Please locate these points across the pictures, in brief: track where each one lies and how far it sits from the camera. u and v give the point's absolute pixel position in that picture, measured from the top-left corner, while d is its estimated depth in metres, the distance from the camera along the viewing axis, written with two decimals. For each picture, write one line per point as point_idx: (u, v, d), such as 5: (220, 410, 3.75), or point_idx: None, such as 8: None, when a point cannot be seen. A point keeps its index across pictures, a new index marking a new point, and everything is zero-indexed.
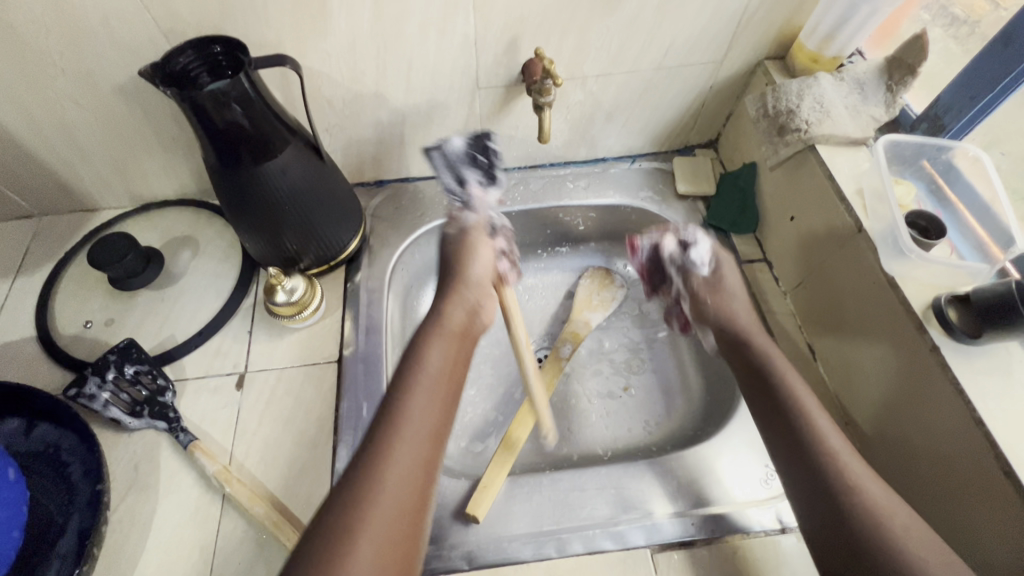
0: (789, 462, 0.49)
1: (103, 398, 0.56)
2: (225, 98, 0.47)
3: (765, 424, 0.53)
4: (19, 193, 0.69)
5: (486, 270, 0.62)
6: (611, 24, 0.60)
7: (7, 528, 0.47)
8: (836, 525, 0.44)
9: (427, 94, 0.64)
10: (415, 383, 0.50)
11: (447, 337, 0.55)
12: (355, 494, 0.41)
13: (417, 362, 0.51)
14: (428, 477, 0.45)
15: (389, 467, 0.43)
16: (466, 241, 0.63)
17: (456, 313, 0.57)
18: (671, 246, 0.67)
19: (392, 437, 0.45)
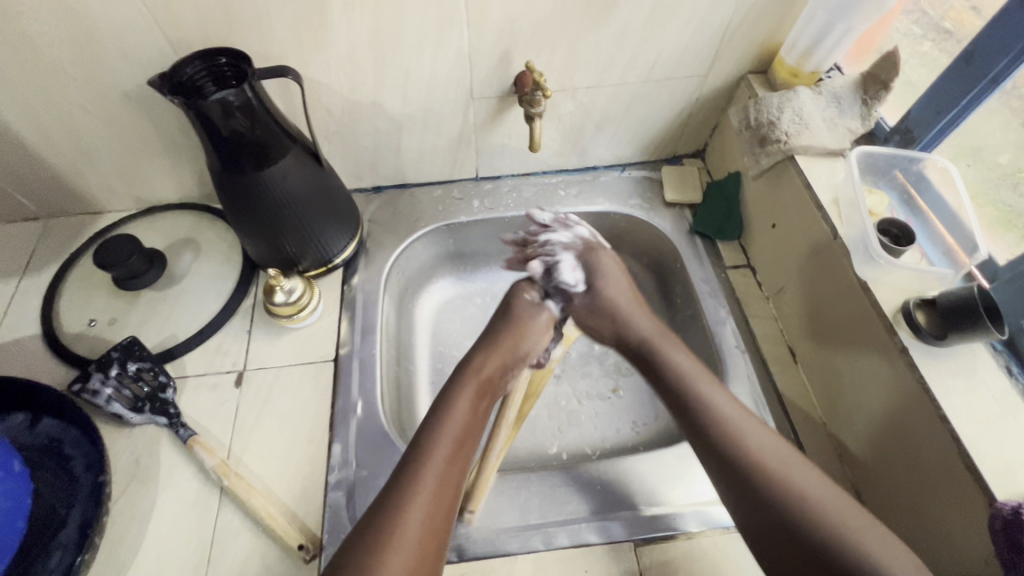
0: (712, 454, 0.50)
1: (106, 393, 0.58)
2: (229, 106, 0.50)
3: (682, 426, 0.53)
4: (27, 196, 0.72)
5: (544, 333, 0.59)
6: (599, 39, 0.63)
7: (12, 517, 0.49)
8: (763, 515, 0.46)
9: (423, 104, 0.67)
10: (439, 432, 0.50)
11: (469, 394, 0.54)
12: (375, 539, 0.44)
13: (441, 419, 0.51)
14: (439, 526, 0.46)
15: (409, 515, 0.45)
16: (535, 311, 0.59)
17: (482, 368, 0.55)
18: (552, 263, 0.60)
19: (414, 487, 0.47)
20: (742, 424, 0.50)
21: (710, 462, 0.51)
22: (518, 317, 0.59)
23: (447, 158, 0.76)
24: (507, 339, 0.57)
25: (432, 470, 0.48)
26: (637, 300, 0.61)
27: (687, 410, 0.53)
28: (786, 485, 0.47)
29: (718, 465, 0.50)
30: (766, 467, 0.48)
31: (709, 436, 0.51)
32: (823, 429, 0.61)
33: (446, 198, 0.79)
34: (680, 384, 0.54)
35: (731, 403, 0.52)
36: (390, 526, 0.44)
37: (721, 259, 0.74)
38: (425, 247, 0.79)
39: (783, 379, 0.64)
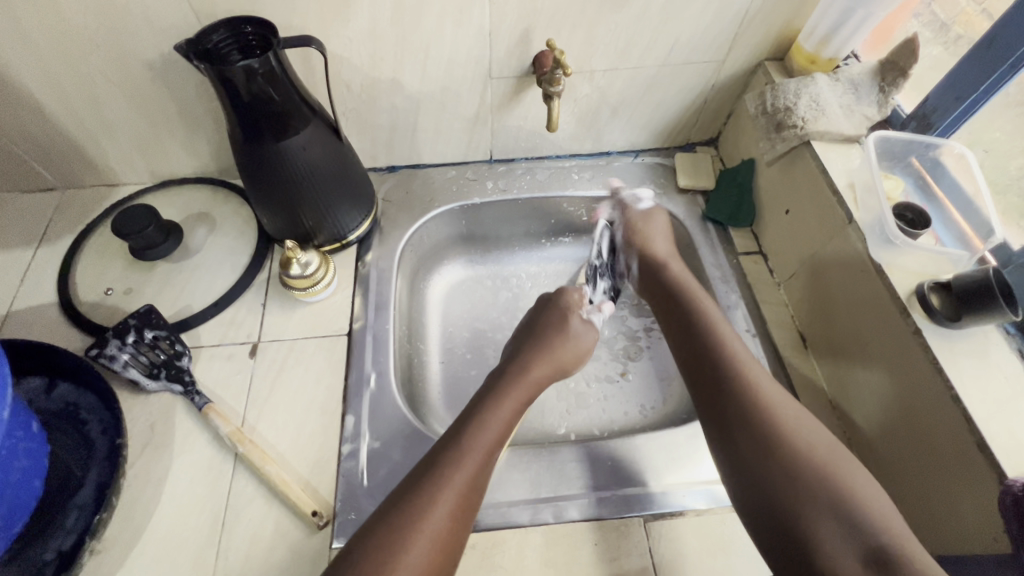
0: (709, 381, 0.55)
1: (123, 358, 0.58)
2: (253, 74, 0.50)
3: (697, 368, 0.56)
4: (45, 166, 0.72)
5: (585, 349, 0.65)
6: (619, 20, 0.63)
7: (30, 476, 0.50)
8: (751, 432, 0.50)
9: (441, 82, 0.67)
10: (477, 435, 0.51)
11: (518, 398, 0.57)
12: (399, 530, 0.44)
13: (485, 419, 0.53)
14: (462, 524, 0.47)
15: (434, 511, 0.46)
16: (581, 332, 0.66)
17: (538, 377, 0.60)
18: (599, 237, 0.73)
19: (441, 484, 0.47)
20: (746, 360, 0.55)
21: (705, 397, 0.54)
22: (570, 337, 0.64)
23: (463, 138, 0.76)
24: (561, 347, 0.63)
25: (464, 471, 0.48)
26: (673, 250, 0.71)
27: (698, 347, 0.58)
28: (779, 420, 0.50)
29: (713, 399, 0.54)
30: (763, 400, 0.51)
31: (715, 372, 0.55)
32: (831, 412, 0.61)
33: (460, 179, 0.79)
34: (694, 324, 0.60)
35: (743, 348, 0.57)
36: (413, 521, 0.45)
37: (732, 246, 0.74)
38: (439, 228, 0.79)
39: (793, 364, 0.65)
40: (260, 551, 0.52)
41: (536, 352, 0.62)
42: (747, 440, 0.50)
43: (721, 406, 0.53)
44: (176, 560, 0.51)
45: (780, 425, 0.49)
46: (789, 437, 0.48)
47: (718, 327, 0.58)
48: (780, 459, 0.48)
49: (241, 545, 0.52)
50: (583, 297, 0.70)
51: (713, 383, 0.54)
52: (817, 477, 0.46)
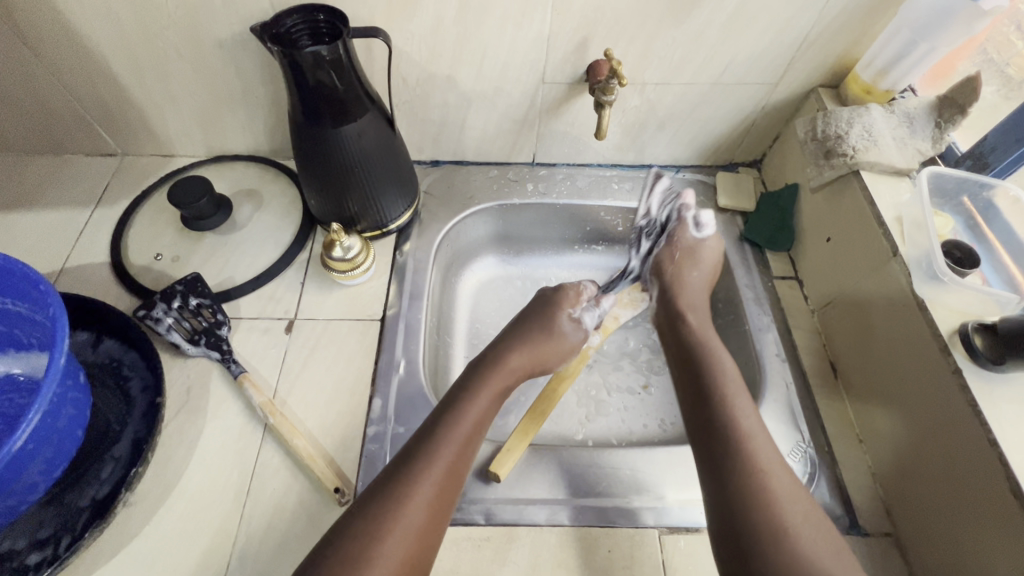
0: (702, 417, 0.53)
1: (167, 322, 0.61)
2: (321, 61, 0.52)
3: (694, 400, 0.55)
4: (109, 133, 0.76)
5: (569, 341, 0.66)
6: (676, 35, 0.64)
7: (73, 425, 0.52)
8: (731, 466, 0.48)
9: (494, 83, 0.69)
10: (455, 426, 0.52)
11: (496, 387, 0.58)
12: (380, 521, 0.45)
13: (464, 407, 0.54)
14: (440, 517, 0.48)
15: (413, 503, 0.46)
16: (567, 331, 0.66)
17: (518, 369, 0.61)
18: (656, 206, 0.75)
19: (420, 475, 0.48)
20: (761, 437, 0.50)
21: (710, 469, 0.49)
22: (557, 332, 0.65)
23: (508, 139, 0.77)
24: (547, 344, 0.64)
25: (441, 460, 0.49)
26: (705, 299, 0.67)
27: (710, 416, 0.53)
28: (770, 481, 0.47)
29: (720, 473, 0.49)
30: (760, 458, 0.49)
31: (725, 447, 0.50)
32: (858, 445, 0.60)
33: (501, 179, 0.81)
34: (704, 385, 0.55)
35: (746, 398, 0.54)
36: (393, 514, 0.45)
37: (769, 269, 0.74)
38: (476, 225, 0.81)
39: (823, 394, 0.64)
40: (282, 520, 0.53)
41: (525, 348, 0.63)
42: (753, 525, 0.45)
43: (728, 486, 0.47)
44: (201, 522, 0.53)
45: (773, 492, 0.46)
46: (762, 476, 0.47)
47: (734, 395, 0.54)
48: (768, 541, 0.44)
49: (264, 511, 0.54)
50: (580, 296, 0.70)
51: (718, 451, 0.50)
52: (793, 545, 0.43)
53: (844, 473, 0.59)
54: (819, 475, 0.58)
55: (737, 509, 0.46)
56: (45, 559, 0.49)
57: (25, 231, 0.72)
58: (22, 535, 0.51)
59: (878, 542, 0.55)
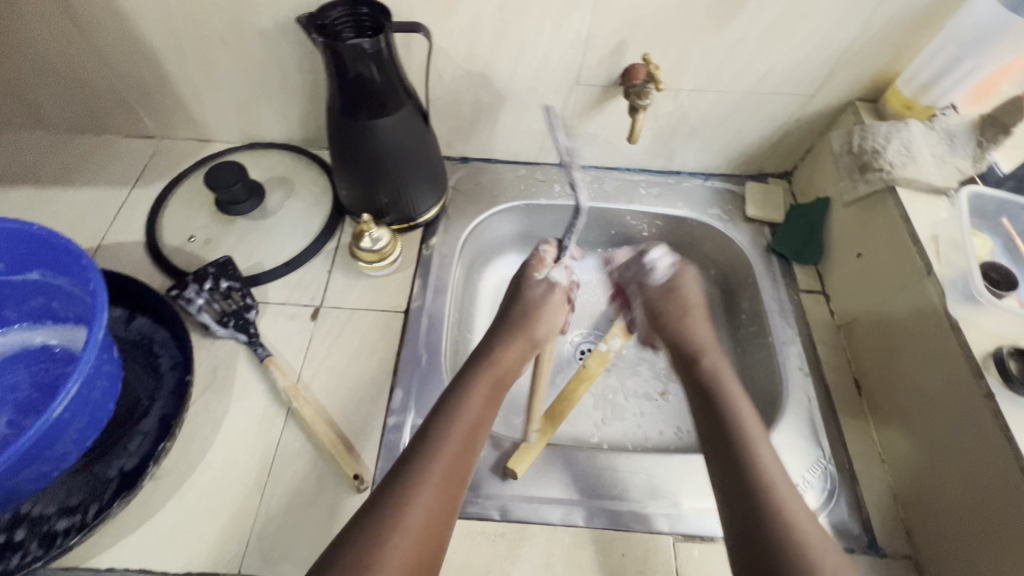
0: (709, 432, 0.56)
1: (198, 303, 0.62)
2: (362, 54, 0.53)
3: (704, 417, 0.57)
4: (149, 115, 0.78)
5: (553, 319, 0.68)
6: (715, 43, 0.63)
7: (106, 398, 0.54)
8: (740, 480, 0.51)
9: (529, 83, 0.69)
10: (450, 432, 0.52)
11: (487, 382, 0.58)
12: (384, 526, 0.45)
13: (458, 406, 0.55)
14: (445, 520, 0.48)
15: (416, 509, 0.47)
16: (544, 296, 0.69)
17: (506, 360, 0.62)
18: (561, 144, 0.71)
19: (420, 482, 0.48)
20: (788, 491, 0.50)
21: (723, 484, 0.51)
22: (536, 309, 0.68)
23: (538, 139, 0.78)
24: (529, 327, 0.66)
25: (439, 464, 0.50)
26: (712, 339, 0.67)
27: (733, 469, 0.52)
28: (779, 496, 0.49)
29: (732, 488, 0.51)
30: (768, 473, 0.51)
31: (753, 504, 0.49)
32: (879, 465, 0.60)
33: (529, 179, 0.81)
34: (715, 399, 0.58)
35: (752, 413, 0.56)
36: (397, 521, 0.46)
37: (795, 282, 0.73)
38: (502, 222, 0.81)
39: (846, 411, 0.63)
40: (302, 503, 0.54)
41: (509, 332, 0.65)
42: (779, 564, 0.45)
43: (759, 544, 0.47)
44: (224, 499, 0.54)
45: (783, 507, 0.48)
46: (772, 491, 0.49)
47: (742, 412, 0.56)
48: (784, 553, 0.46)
49: (284, 493, 0.55)
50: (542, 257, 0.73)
51: (730, 464, 0.52)
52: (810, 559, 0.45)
53: (865, 492, 0.58)
54: (839, 492, 0.58)
55: (771, 571, 0.45)
56: (73, 526, 0.51)
57: (66, 207, 0.74)
58: (51, 501, 0.52)
59: (897, 564, 0.54)
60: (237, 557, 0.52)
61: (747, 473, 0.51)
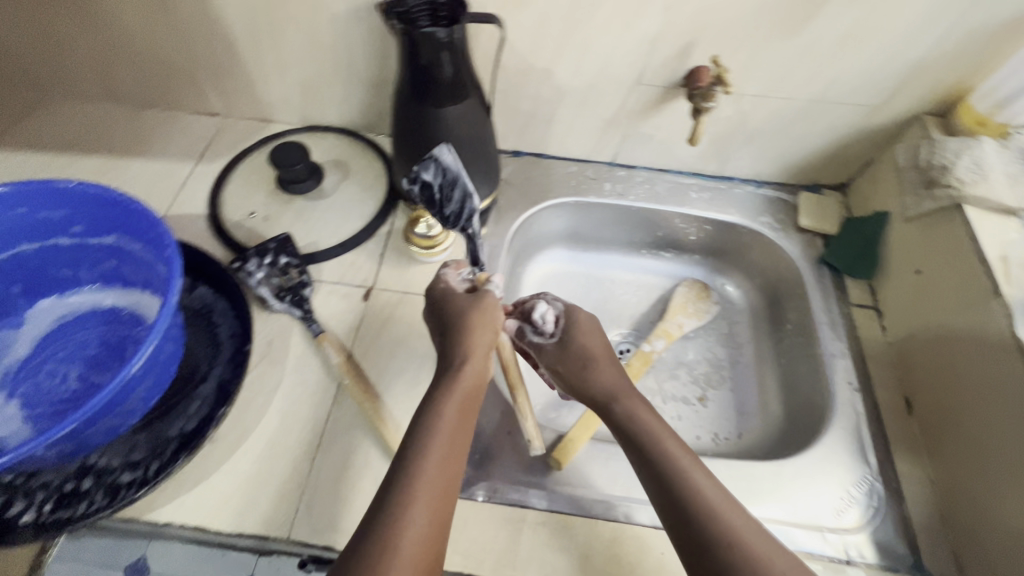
0: (650, 483, 0.50)
1: (258, 277, 0.65)
2: (437, 42, 0.54)
3: (641, 466, 0.52)
4: (216, 93, 0.80)
5: (490, 327, 0.59)
6: (785, 48, 0.63)
7: (170, 361, 0.56)
8: (694, 536, 0.46)
9: (590, 80, 0.69)
10: (426, 454, 0.49)
11: (460, 398, 0.54)
12: (377, 555, 0.42)
13: (433, 421, 0.51)
14: (438, 538, 0.45)
15: (407, 534, 0.44)
16: (475, 307, 0.59)
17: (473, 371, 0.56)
18: (425, 174, 0.61)
19: (407, 504, 0.45)
20: (748, 538, 0.45)
21: (684, 543, 0.46)
22: (474, 318, 0.58)
23: (592, 137, 0.78)
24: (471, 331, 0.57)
25: (424, 482, 0.47)
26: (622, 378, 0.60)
27: (691, 533, 0.46)
28: (742, 544, 0.44)
29: (692, 545, 0.46)
30: (725, 522, 0.46)
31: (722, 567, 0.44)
32: (927, 487, 0.58)
33: (580, 176, 0.81)
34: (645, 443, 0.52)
35: (687, 452, 0.51)
36: (389, 547, 0.42)
37: (846, 296, 0.72)
38: (551, 218, 0.82)
39: (895, 430, 0.62)
40: (349, 476, 0.56)
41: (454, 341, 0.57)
42: None
43: None
44: (275, 466, 0.56)
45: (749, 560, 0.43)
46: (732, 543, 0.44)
47: (677, 452, 0.51)
48: None
49: (333, 465, 0.57)
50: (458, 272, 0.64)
51: (683, 519, 0.47)
52: None
53: (912, 512, 0.57)
54: (884, 510, 0.57)
55: None
56: (135, 480, 0.53)
57: (134, 178, 0.77)
58: (116, 455, 0.55)
59: None
60: (286, 523, 0.53)
61: (704, 533, 0.45)
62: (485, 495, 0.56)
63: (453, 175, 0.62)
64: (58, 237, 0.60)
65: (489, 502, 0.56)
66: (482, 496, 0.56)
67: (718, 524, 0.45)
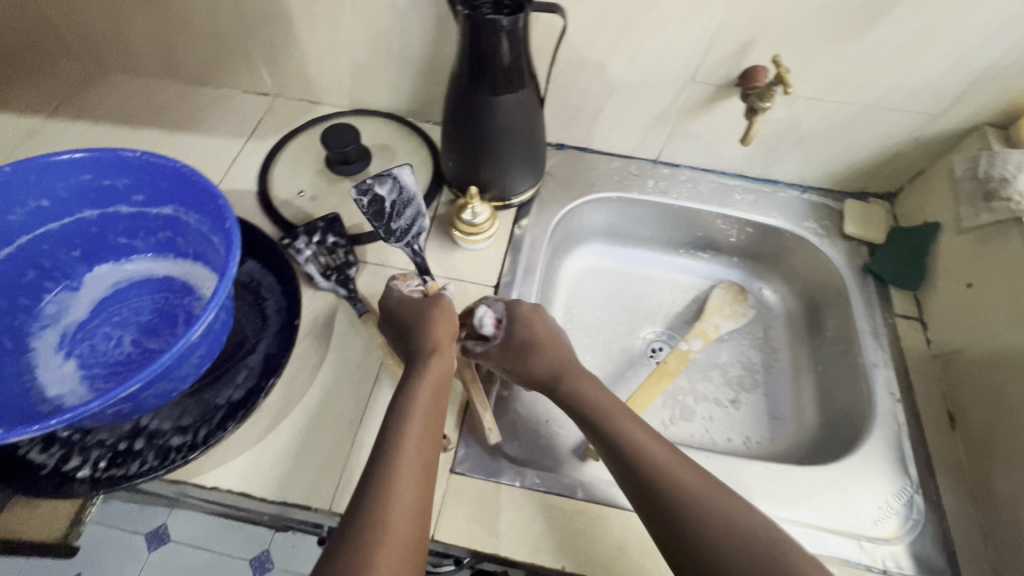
0: (606, 451, 0.53)
1: (306, 254, 0.67)
2: (499, 30, 0.54)
3: (596, 438, 0.54)
4: (269, 73, 0.82)
5: (451, 321, 0.60)
6: (846, 50, 0.62)
7: (222, 331, 0.57)
8: (654, 494, 0.49)
9: (643, 75, 0.69)
10: (403, 434, 0.50)
11: (429, 386, 0.54)
12: (368, 528, 0.43)
13: (405, 409, 0.52)
14: (424, 515, 0.47)
15: (395, 507, 0.45)
16: (432, 304, 0.60)
17: (439, 361, 0.56)
18: (379, 188, 0.61)
19: (391, 480, 0.46)
20: (702, 492, 0.48)
21: (645, 504, 0.49)
22: (435, 313, 0.59)
23: (639, 133, 0.78)
24: (433, 326, 0.58)
25: (405, 462, 0.48)
26: (569, 357, 0.62)
27: (650, 493, 0.49)
28: (699, 498, 0.48)
29: (653, 505, 0.48)
30: (681, 480, 0.49)
31: (684, 520, 0.47)
32: (969, 502, 0.57)
33: (623, 172, 0.81)
34: (594, 414, 0.55)
35: (633, 418, 0.55)
36: (378, 520, 0.44)
37: (890, 306, 0.71)
38: (592, 212, 0.82)
39: (937, 442, 0.61)
40: None
41: (415, 336, 0.58)
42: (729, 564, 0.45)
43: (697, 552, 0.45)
44: (318, 439, 0.58)
45: (708, 510, 0.47)
46: (688, 497, 0.48)
47: (625, 419, 0.54)
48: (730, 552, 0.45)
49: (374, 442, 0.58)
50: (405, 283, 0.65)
51: (642, 482, 0.50)
52: (759, 552, 0.45)
53: (953, 527, 0.56)
54: (924, 522, 0.56)
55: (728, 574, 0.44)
56: (185, 444, 0.55)
57: (186, 152, 0.79)
58: (167, 419, 0.56)
59: None
60: (328, 495, 0.55)
61: (661, 492, 0.49)
62: (521, 482, 0.57)
63: (408, 196, 0.63)
64: (119, 204, 0.61)
65: (526, 489, 0.57)
66: (519, 484, 0.57)
67: (672, 480, 0.49)
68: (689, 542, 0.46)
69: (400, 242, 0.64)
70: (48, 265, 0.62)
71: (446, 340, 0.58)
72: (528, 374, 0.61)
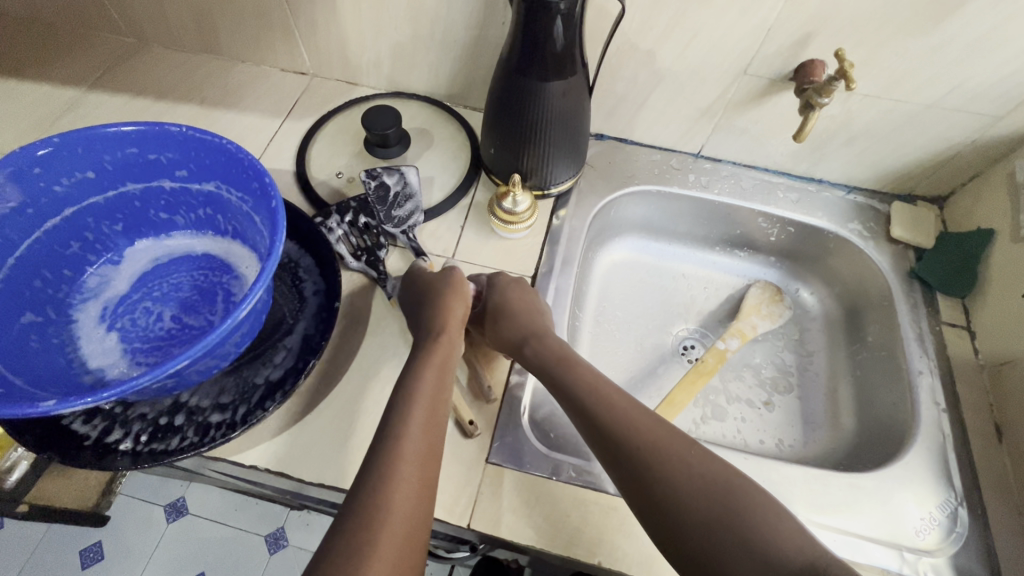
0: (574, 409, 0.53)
1: (337, 234, 0.67)
2: (554, 16, 0.52)
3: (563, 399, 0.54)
4: (308, 53, 0.81)
5: (461, 301, 0.60)
6: (911, 47, 0.60)
7: (261, 311, 0.56)
8: (623, 449, 0.49)
9: (693, 66, 0.67)
10: (409, 413, 0.49)
11: (433, 364, 0.54)
12: (376, 503, 0.43)
13: (410, 387, 0.51)
14: (427, 495, 0.46)
15: (398, 484, 0.45)
16: (441, 282, 0.61)
17: (445, 342, 0.56)
18: (388, 178, 0.68)
19: (395, 458, 0.46)
20: (664, 444, 0.48)
21: (615, 461, 0.49)
22: (440, 288, 0.60)
23: (682, 126, 0.76)
24: (439, 304, 0.59)
25: (410, 441, 0.47)
26: (546, 324, 0.61)
27: (620, 449, 0.49)
28: (667, 450, 0.48)
29: (623, 460, 0.48)
30: (649, 435, 0.49)
31: (653, 471, 0.47)
32: (1016, 517, 0.56)
33: (664, 165, 0.79)
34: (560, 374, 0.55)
35: (601, 377, 0.55)
36: (384, 495, 0.44)
37: (937, 313, 0.69)
38: (631, 205, 0.80)
39: (982, 454, 0.60)
40: None
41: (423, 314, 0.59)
42: (699, 510, 0.44)
43: (667, 501, 0.45)
44: (355, 422, 0.58)
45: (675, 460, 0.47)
46: (654, 448, 0.48)
47: (592, 377, 0.54)
48: (700, 500, 0.45)
49: None
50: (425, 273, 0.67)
51: (612, 439, 0.50)
52: (731, 500, 0.44)
53: (998, 542, 0.54)
54: (969, 536, 0.55)
55: (702, 522, 0.44)
56: (224, 422, 0.55)
57: (223, 130, 0.79)
58: (206, 396, 0.57)
59: None
60: None
61: (628, 445, 0.49)
62: (555, 476, 0.57)
63: (411, 191, 0.68)
64: (162, 179, 0.61)
65: (560, 482, 0.56)
66: (552, 477, 0.56)
67: (640, 435, 0.49)
68: (658, 492, 0.46)
69: (397, 230, 0.69)
70: (91, 238, 0.62)
71: (454, 319, 0.58)
72: (500, 341, 0.61)
